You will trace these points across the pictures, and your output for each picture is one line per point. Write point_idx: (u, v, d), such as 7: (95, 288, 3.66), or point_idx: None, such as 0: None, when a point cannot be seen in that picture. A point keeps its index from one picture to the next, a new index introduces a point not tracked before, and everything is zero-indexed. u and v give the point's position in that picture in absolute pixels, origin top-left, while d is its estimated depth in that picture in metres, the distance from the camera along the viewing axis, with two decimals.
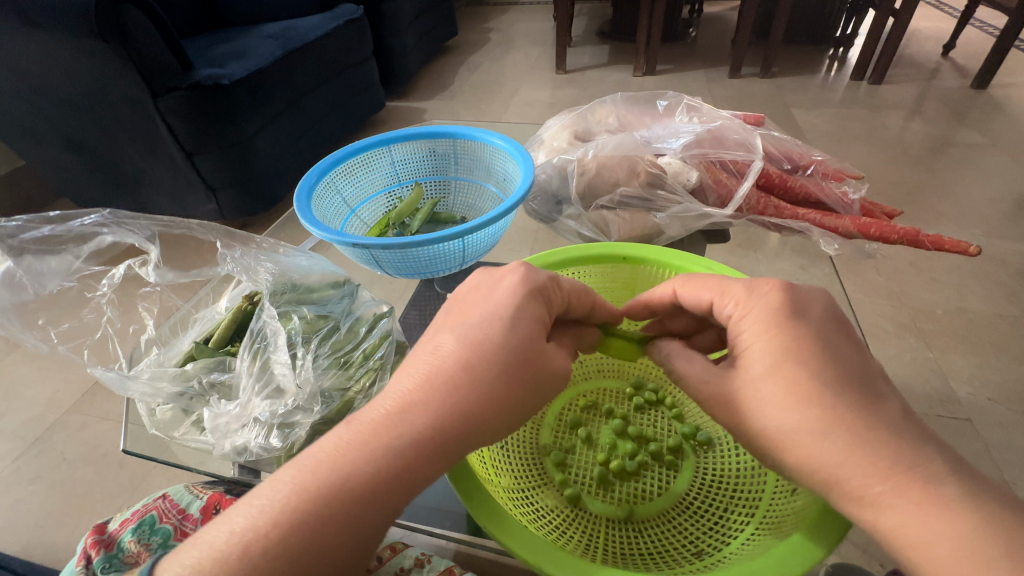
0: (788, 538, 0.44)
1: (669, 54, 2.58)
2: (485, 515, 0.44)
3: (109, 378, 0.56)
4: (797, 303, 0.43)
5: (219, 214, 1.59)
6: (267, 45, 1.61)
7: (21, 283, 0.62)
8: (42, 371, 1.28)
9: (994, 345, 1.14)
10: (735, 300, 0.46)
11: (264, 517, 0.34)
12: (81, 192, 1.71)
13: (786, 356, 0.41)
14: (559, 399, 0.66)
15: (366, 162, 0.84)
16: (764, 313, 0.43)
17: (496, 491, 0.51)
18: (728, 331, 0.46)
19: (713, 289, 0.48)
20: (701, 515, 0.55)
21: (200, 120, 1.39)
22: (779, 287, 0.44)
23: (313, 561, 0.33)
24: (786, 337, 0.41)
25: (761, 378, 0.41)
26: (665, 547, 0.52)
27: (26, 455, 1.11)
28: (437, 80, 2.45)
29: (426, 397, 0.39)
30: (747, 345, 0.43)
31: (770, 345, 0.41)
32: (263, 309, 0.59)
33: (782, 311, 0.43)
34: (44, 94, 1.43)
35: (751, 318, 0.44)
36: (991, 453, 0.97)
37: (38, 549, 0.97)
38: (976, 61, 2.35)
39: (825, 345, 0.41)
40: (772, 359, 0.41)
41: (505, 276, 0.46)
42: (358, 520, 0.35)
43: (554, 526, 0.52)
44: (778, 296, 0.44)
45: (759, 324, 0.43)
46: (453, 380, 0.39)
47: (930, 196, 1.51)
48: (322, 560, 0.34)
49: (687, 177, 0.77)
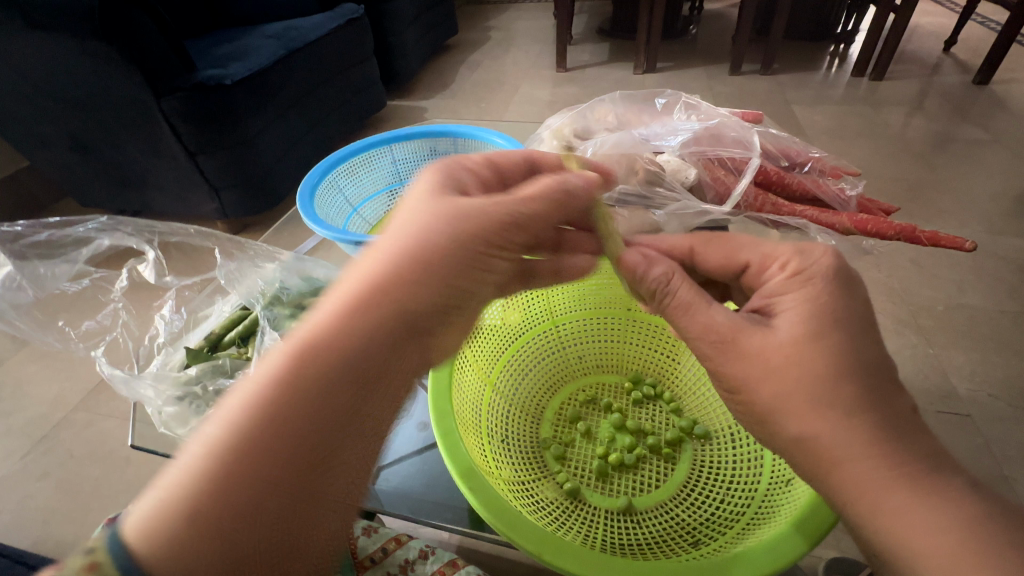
0: (790, 517, 0.45)
1: (670, 52, 2.59)
2: (484, 503, 0.45)
3: (115, 378, 0.60)
4: (848, 272, 0.43)
5: (222, 212, 1.61)
6: (269, 45, 1.62)
7: (21, 286, 0.65)
8: (48, 369, 1.29)
9: (995, 340, 1.15)
10: (784, 259, 0.45)
11: (227, 438, 0.31)
12: (86, 192, 1.73)
13: (832, 322, 0.40)
14: (559, 394, 0.67)
15: (367, 161, 0.86)
16: (819, 274, 0.43)
17: (497, 481, 0.52)
18: (766, 289, 0.45)
19: (754, 253, 0.49)
20: (697, 507, 0.56)
21: (203, 121, 1.41)
22: (831, 254, 0.44)
23: (239, 463, 0.30)
24: (831, 302, 0.41)
25: (800, 335, 0.40)
26: (662, 537, 0.53)
27: (34, 452, 1.12)
28: (438, 79, 2.45)
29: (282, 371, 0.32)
30: (787, 306, 0.42)
31: (818, 314, 0.41)
32: (265, 333, 0.61)
33: (835, 278, 0.42)
34: (48, 95, 1.44)
35: (802, 278, 0.43)
36: (991, 449, 0.98)
37: (46, 544, 0.98)
38: (978, 57, 2.35)
39: (852, 328, 0.40)
40: (816, 325, 0.40)
41: (409, 220, 0.39)
42: (270, 436, 0.31)
43: (554, 516, 0.53)
44: (832, 261, 0.44)
45: (813, 285, 0.42)
46: (307, 346, 0.33)
47: (931, 193, 1.52)
48: (246, 468, 0.30)
49: (685, 175, 0.79)
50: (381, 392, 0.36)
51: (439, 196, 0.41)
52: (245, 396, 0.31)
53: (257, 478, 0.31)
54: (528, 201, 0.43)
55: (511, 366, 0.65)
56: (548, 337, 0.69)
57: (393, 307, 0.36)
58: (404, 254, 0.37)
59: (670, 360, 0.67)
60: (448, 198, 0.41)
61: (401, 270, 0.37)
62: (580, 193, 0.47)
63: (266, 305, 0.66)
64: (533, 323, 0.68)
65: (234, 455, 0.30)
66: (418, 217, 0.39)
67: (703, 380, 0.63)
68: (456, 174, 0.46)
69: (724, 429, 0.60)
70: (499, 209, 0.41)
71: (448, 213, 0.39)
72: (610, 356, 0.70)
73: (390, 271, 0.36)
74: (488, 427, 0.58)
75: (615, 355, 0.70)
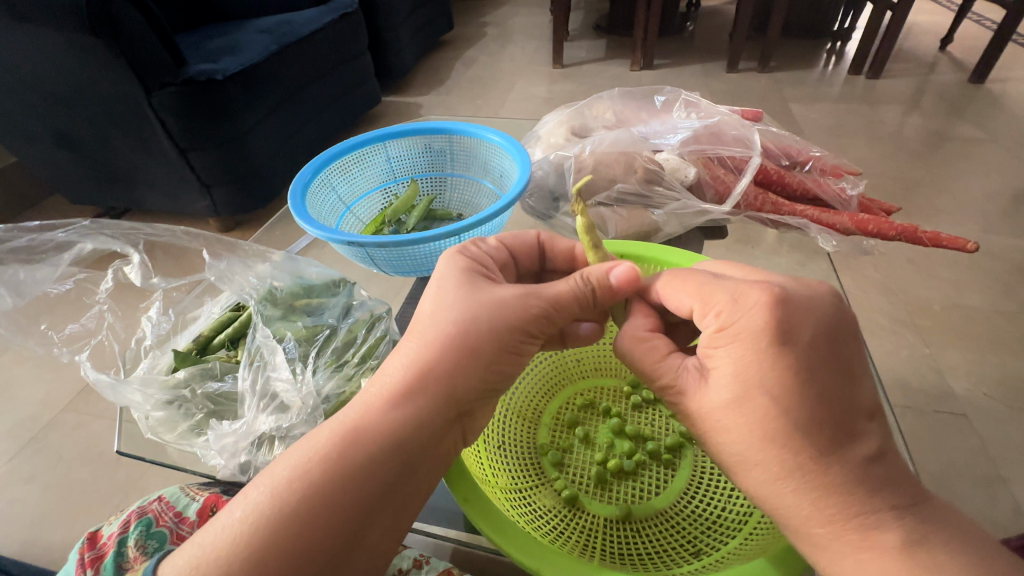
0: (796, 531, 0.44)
1: (667, 49, 2.57)
2: (480, 515, 0.44)
3: (101, 384, 0.57)
4: (786, 323, 0.39)
5: (214, 210, 1.58)
6: (261, 40, 1.59)
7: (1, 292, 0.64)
8: (37, 370, 1.27)
9: (992, 340, 1.14)
10: (718, 313, 0.42)
11: (272, 507, 0.37)
12: (74, 189, 1.70)
13: (758, 388, 0.39)
14: (556, 398, 0.66)
15: (361, 158, 0.84)
16: (749, 336, 0.40)
17: (493, 492, 0.51)
18: (702, 343, 0.43)
19: (696, 298, 0.45)
20: (698, 513, 0.55)
21: (194, 117, 1.38)
22: (771, 302, 0.40)
23: (290, 525, 0.37)
24: (759, 366, 0.39)
25: (727, 400, 0.40)
26: (663, 547, 0.52)
27: (22, 455, 1.10)
28: (432, 75, 2.43)
29: (335, 443, 0.40)
30: (719, 364, 0.41)
31: (742, 369, 0.40)
32: (257, 327, 0.60)
33: (765, 333, 0.39)
34: (35, 90, 1.41)
35: (733, 337, 0.41)
36: (987, 450, 0.97)
37: (33, 550, 0.96)
38: (974, 55, 2.35)
39: (837, 342, 0.40)
40: (735, 389, 0.40)
41: (447, 311, 0.46)
42: (303, 517, 0.37)
43: (553, 528, 0.52)
44: (769, 315, 0.40)
45: (742, 343, 0.40)
46: (349, 425, 0.41)
47: (928, 192, 1.51)
48: (300, 532, 0.37)
49: (684, 174, 0.77)
50: (420, 473, 0.42)
51: (475, 287, 0.48)
52: (298, 468, 0.39)
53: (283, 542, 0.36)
54: (559, 296, 0.47)
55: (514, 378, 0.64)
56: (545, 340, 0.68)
57: (430, 392, 0.43)
58: (433, 346, 0.44)
59: None
60: (482, 292, 0.47)
61: (436, 362, 0.44)
62: (622, 286, 0.48)
63: (260, 301, 0.64)
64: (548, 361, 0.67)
65: (268, 527, 0.37)
66: (456, 305, 0.46)
67: None
68: (486, 263, 0.53)
69: None
70: (526, 308, 0.46)
71: (484, 305, 0.46)
72: (610, 360, 0.69)
73: (425, 364, 0.44)
74: (485, 435, 0.57)
75: (615, 359, 0.69)
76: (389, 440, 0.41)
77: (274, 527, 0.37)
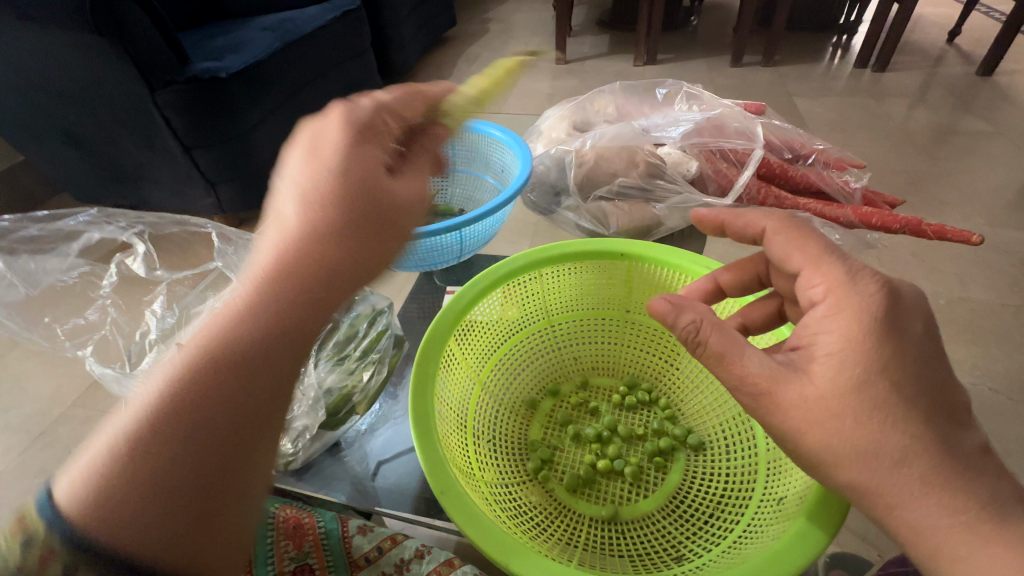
0: (784, 532, 0.44)
1: (670, 44, 2.55)
2: (467, 521, 0.44)
3: (107, 377, 0.58)
4: (898, 313, 0.39)
5: (219, 207, 1.59)
6: (265, 38, 1.60)
7: (12, 283, 0.64)
8: (45, 366, 1.28)
9: (998, 334, 1.13)
10: (829, 284, 0.41)
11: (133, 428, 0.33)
12: (82, 187, 1.71)
13: (876, 375, 0.37)
14: (547, 396, 0.66)
15: None
16: (863, 316, 0.39)
17: (477, 486, 0.52)
18: (810, 317, 0.41)
19: (806, 260, 0.43)
20: (685, 520, 0.55)
21: (197, 114, 1.39)
22: (883, 288, 0.40)
23: (180, 432, 0.33)
24: (874, 354, 0.38)
25: (837, 390, 0.38)
26: (648, 549, 0.53)
27: (32, 448, 1.11)
28: (435, 71, 2.42)
29: (214, 335, 0.36)
30: (828, 350, 0.39)
31: (860, 367, 0.38)
32: None
33: (881, 320, 0.38)
34: (42, 89, 1.42)
35: (845, 315, 0.39)
36: (992, 443, 0.97)
37: None
38: (981, 48, 2.32)
39: (896, 343, 0.38)
40: (852, 380, 0.38)
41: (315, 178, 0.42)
42: (182, 424, 0.33)
43: (537, 524, 0.53)
44: (879, 302, 0.39)
45: (859, 326, 0.38)
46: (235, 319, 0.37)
47: (934, 185, 1.50)
48: (209, 431, 0.34)
49: (687, 167, 0.77)
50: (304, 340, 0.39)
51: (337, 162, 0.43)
52: (190, 360, 0.35)
53: (166, 454, 0.32)
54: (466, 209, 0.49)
55: (504, 362, 0.65)
56: (544, 337, 0.68)
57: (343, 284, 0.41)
58: (337, 251, 0.40)
59: (665, 363, 0.67)
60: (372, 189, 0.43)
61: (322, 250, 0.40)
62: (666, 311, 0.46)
63: None
64: (530, 316, 0.66)
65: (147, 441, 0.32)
66: (331, 182, 0.42)
67: (701, 387, 0.63)
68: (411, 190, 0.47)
69: (719, 439, 0.60)
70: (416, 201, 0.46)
71: None
72: (607, 360, 0.69)
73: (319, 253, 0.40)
74: (474, 430, 0.57)
75: (610, 359, 0.69)
76: (272, 324, 0.37)
77: (156, 432, 0.32)
